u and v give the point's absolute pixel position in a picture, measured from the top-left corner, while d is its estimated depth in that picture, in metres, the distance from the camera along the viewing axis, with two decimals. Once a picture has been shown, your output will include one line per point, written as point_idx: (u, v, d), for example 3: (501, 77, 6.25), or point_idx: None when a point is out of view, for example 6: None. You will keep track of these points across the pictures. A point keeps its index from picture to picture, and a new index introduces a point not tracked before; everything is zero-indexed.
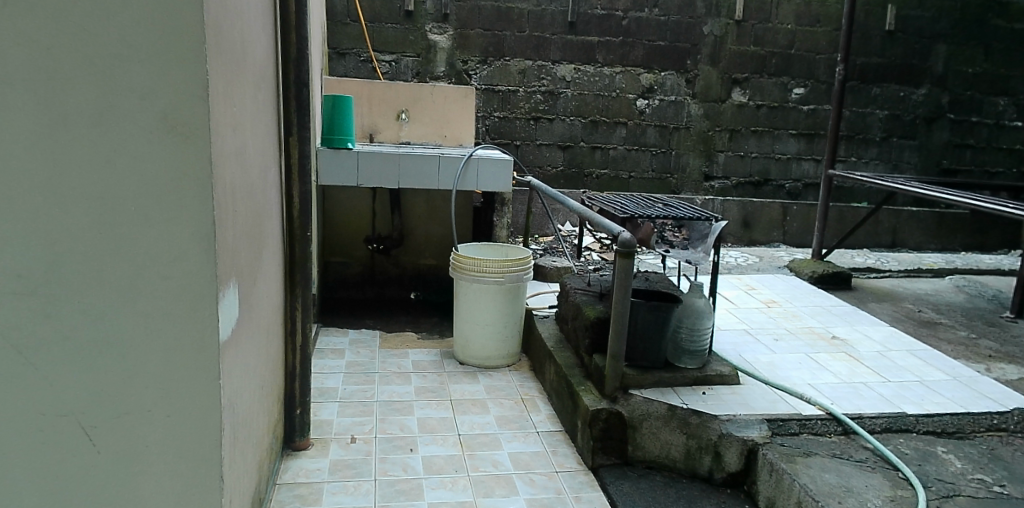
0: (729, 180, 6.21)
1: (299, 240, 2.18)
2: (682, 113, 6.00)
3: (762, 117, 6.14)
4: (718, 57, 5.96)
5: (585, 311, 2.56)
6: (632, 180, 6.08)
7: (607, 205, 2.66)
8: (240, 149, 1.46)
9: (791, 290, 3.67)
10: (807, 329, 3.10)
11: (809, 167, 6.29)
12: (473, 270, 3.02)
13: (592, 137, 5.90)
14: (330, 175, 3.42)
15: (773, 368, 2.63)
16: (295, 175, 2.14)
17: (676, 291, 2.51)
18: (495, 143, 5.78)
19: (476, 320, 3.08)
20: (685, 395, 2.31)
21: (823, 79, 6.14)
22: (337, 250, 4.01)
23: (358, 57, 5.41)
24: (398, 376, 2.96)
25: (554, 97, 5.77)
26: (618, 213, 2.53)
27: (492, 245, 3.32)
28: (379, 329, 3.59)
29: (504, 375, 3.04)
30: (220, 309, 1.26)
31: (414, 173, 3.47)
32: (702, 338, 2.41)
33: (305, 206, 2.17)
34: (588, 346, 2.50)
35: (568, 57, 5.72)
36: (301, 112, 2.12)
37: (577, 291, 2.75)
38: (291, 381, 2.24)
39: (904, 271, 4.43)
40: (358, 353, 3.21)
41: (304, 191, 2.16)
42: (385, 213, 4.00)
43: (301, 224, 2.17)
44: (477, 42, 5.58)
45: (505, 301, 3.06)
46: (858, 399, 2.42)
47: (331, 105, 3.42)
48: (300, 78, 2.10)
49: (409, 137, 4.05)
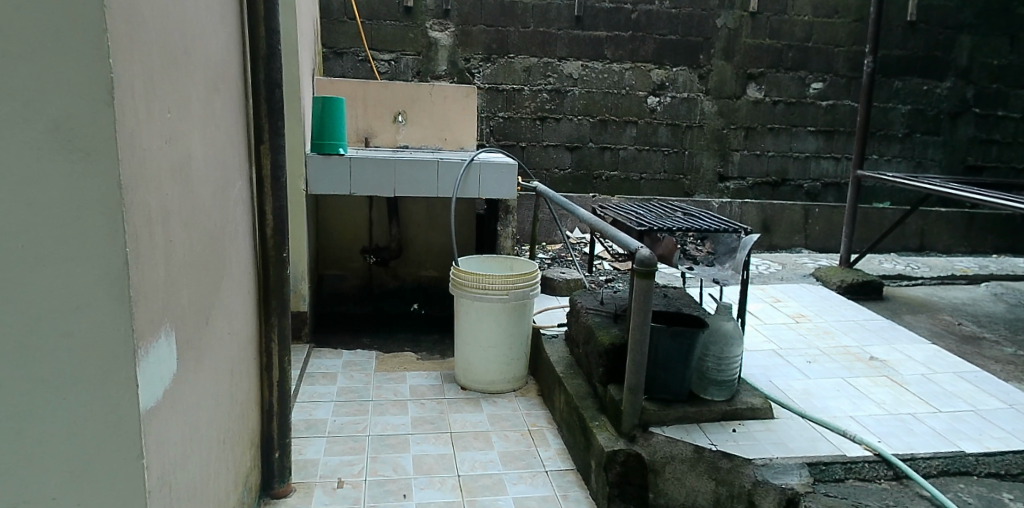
0: (745, 181, 5.93)
1: (275, 262, 1.92)
2: (695, 110, 5.72)
3: (779, 114, 5.83)
4: (733, 51, 5.67)
5: (598, 335, 2.29)
6: (643, 182, 5.79)
7: (622, 216, 2.39)
8: (178, 163, 1.21)
9: (819, 303, 3.39)
10: (842, 349, 2.82)
11: (829, 165, 5.99)
12: (475, 287, 2.76)
13: (601, 137, 5.62)
14: (321, 182, 3.15)
15: (808, 398, 2.36)
16: (267, 188, 1.88)
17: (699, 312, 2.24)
18: (499, 146, 5.51)
19: (478, 342, 2.82)
20: (713, 434, 2.05)
21: (842, 73, 5.84)
22: (331, 262, 3.76)
23: (356, 57, 5.16)
24: (394, 405, 2.71)
25: (561, 96, 5.50)
26: (635, 226, 2.25)
27: (496, 257, 3.05)
28: (376, 348, 3.34)
29: (509, 402, 2.78)
30: (142, 369, 1.00)
31: (411, 180, 3.20)
32: (731, 367, 2.13)
33: (281, 224, 1.92)
34: (603, 376, 2.23)
35: (575, 53, 5.45)
36: (275, 117, 1.87)
37: (589, 311, 2.48)
38: (268, 422, 1.99)
39: (937, 278, 4.13)
40: (351, 377, 2.96)
41: (280, 208, 1.91)
42: (382, 222, 3.75)
43: (277, 244, 1.91)
44: (479, 39, 5.31)
45: (510, 320, 2.80)
46: (908, 435, 2.15)
47: (321, 107, 3.16)
48: (272, 78, 1.85)
49: (408, 140, 3.79)
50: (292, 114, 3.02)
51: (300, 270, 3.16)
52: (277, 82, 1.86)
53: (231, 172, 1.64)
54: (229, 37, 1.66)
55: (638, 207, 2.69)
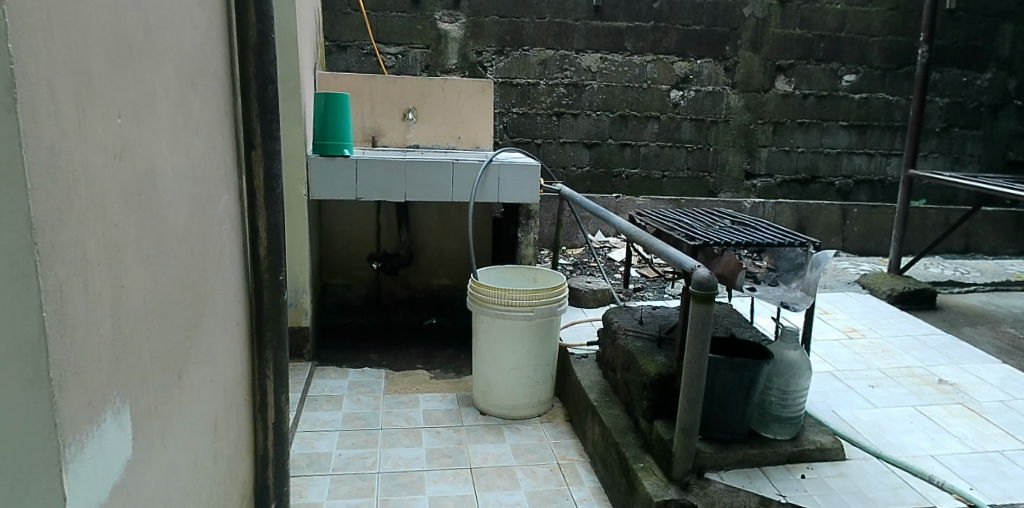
0: (773, 178, 5.63)
1: (269, 285, 1.65)
2: (720, 104, 5.41)
3: (810, 108, 5.55)
4: (761, 42, 5.37)
5: (641, 362, 2.01)
6: (665, 180, 5.49)
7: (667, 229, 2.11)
8: (135, 182, 0.94)
9: (871, 315, 3.10)
10: (905, 370, 2.52)
11: (861, 161, 5.72)
12: (497, 302, 2.48)
13: (621, 133, 5.33)
14: (325, 187, 2.88)
15: (880, 432, 2.06)
16: (260, 200, 1.61)
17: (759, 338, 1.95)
18: (514, 143, 5.22)
19: (500, 363, 2.54)
20: (779, 482, 1.77)
21: (877, 65, 5.57)
22: (337, 271, 3.49)
23: (361, 50, 4.89)
24: (406, 434, 2.43)
25: (578, 91, 5.20)
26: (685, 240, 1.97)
27: (517, 267, 2.78)
28: (386, 366, 3.07)
29: (535, 429, 2.50)
30: (70, 469, 0.74)
31: (423, 183, 2.93)
32: (797, 403, 1.85)
33: (275, 242, 1.64)
34: (647, 410, 1.94)
35: (594, 45, 5.15)
36: (269, 117, 1.59)
37: (628, 333, 2.20)
38: (263, 468, 1.71)
39: (991, 284, 3.82)
40: (359, 401, 2.68)
41: (274, 223, 1.63)
42: (392, 228, 3.48)
43: (271, 264, 1.64)
44: (492, 30, 5.02)
45: (535, 338, 2.51)
46: (1002, 479, 1.83)
47: (325, 104, 2.88)
48: (266, 72, 1.57)
49: (419, 139, 3.51)
50: (292, 113, 2.75)
51: (302, 282, 2.90)
52: (272, 76, 1.59)
53: (215, 185, 1.38)
54: (212, 24, 1.39)
55: (681, 215, 2.41)
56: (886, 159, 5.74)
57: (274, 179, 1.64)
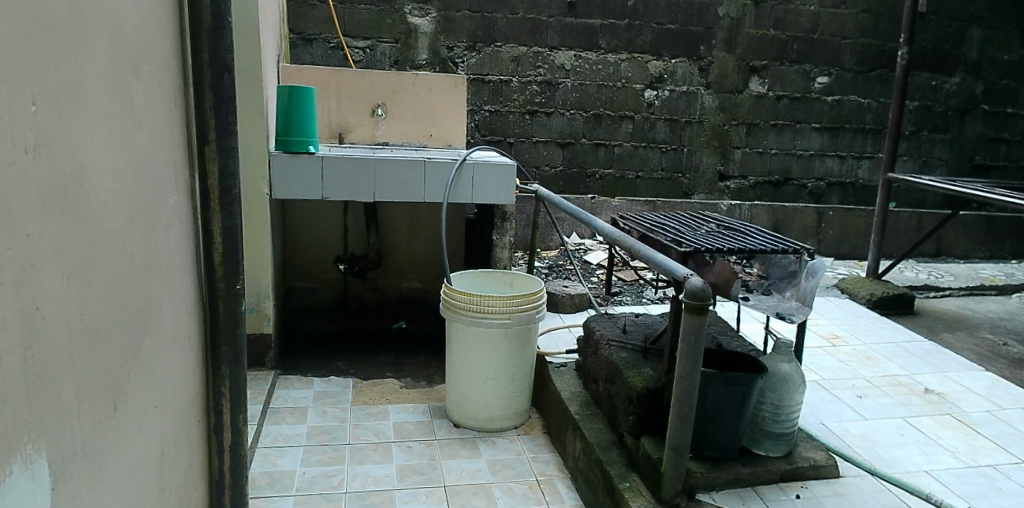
0: (746, 180, 5.61)
1: (225, 296, 1.49)
2: (695, 105, 5.36)
3: (783, 110, 5.55)
4: (735, 42, 5.33)
5: (627, 375, 1.90)
6: (640, 181, 5.42)
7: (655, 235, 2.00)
8: (54, 183, 0.79)
9: (852, 321, 3.06)
10: (891, 378, 2.49)
11: (833, 164, 5.75)
12: (473, 310, 2.34)
13: (595, 133, 5.23)
14: (289, 185, 2.70)
15: (871, 446, 2.00)
16: (214, 201, 1.45)
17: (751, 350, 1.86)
18: (486, 142, 5.09)
19: (475, 373, 2.41)
20: (773, 502, 1.67)
21: (849, 67, 5.60)
22: (301, 274, 3.32)
23: (327, 44, 4.70)
24: (376, 450, 2.28)
25: (552, 89, 5.09)
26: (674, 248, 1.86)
27: (493, 272, 2.65)
28: (354, 374, 2.91)
29: (512, 443, 2.37)
30: None
31: (394, 182, 2.78)
32: (790, 419, 1.76)
33: (232, 248, 1.48)
34: (634, 427, 1.84)
35: (568, 42, 5.04)
36: (226, 109, 1.43)
37: (611, 342, 2.08)
38: (218, 495, 1.55)
39: (965, 288, 3.83)
40: (325, 413, 2.51)
41: (231, 226, 1.47)
42: (360, 229, 3.32)
43: (227, 273, 1.48)
44: (463, 25, 4.88)
45: (513, 347, 2.39)
46: (999, 497, 1.77)
47: (287, 98, 2.69)
48: (222, 59, 1.41)
49: (388, 137, 3.36)
50: (254, 106, 2.57)
51: (264, 286, 2.72)
52: (230, 65, 1.43)
53: (162, 185, 1.21)
54: (159, 4, 1.23)
55: (666, 218, 2.32)
56: (857, 162, 5.79)
57: (231, 178, 1.48)
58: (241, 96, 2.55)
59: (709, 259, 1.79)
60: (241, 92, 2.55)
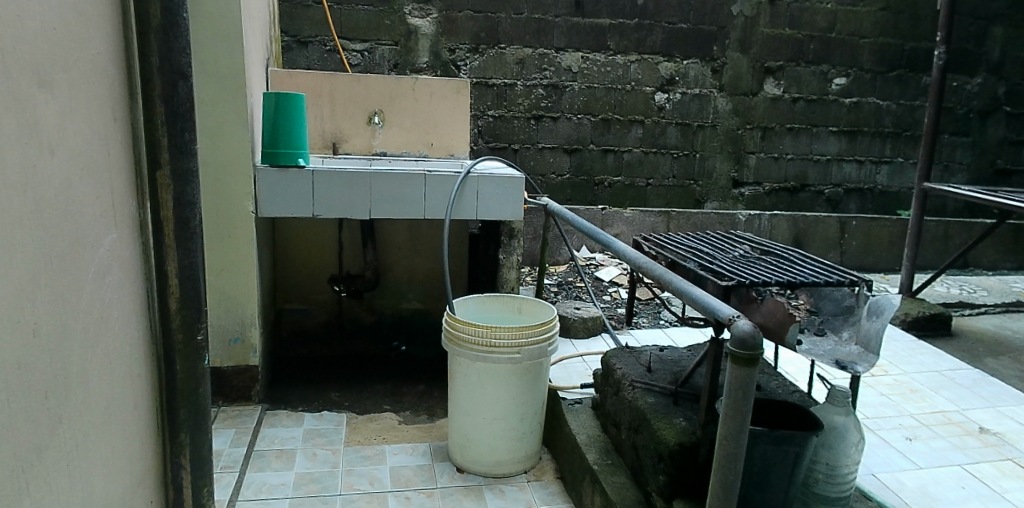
0: (761, 187, 5.38)
1: (183, 350, 1.23)
2: (707, 108, 5.12)
3: (799, 112, 5.31)
4: (749, 43, 5.09)
5: (657, 425, 1.65)
6: (650, 189, 5.17)
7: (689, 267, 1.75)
8: None
9: (889, 346, 2.82)
10: (941, 416, 2.25)
11: (851, 169, 5.51)
12: (480, 343, 2.09)
13: (603, 138, 4.99)
14: (275, 202, 2.45)
15: (932, 503, 1.76)
16: (169, 235, 1.19)
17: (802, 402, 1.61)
18: (489, 148, 4.85)
19: (481, 413, 2.16)
20: None
21: (867, 67, 5.36)
22: (293, 295, 3.07)
23: (323, 46, 4.46)
24: (370, 502, 2.04)
25: (559, 92, 4.85)
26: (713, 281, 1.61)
27: (499, 297, 2.40)
28: (347, 407, 2.67)
29: (521, 491, 2.13)
30: None
31: (391, 197, 2.53)
32: (844, 481, 1.52)
33: (190, 292, 1.23)
34: (666, 487, 1.59)
35: (574, 43, 4.80)
36: (182, 125, 1.18)
37: (636, 384, 1.84)
38: None
39: (1002, 305, 3.58)
40: (315, 457, 2.27)
41: (192, 266, 1.22)
42: (355, 246, 3.07)
43: (186, 323, 1.22)
44: (466, 26, 4.64)
45: (522, 385, 2.14)
46: None
47: (276, 106, 2.42)
48: (176, 64, 1.16)
49: (386, 146, 3.12)
50: (236, 115, 2.33)
51: (249, 314, 2.47)
52: (186, 72, 1.19)
53: (83, 224, 0.96)
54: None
55: (694, 240, 2.07)
56: (876, 167, 5.56)
57: (189, 208, 1.21)
58: (222, 104, 2.31)
59: (755, 295, 1.55)
60: (221, 99, 2.30)
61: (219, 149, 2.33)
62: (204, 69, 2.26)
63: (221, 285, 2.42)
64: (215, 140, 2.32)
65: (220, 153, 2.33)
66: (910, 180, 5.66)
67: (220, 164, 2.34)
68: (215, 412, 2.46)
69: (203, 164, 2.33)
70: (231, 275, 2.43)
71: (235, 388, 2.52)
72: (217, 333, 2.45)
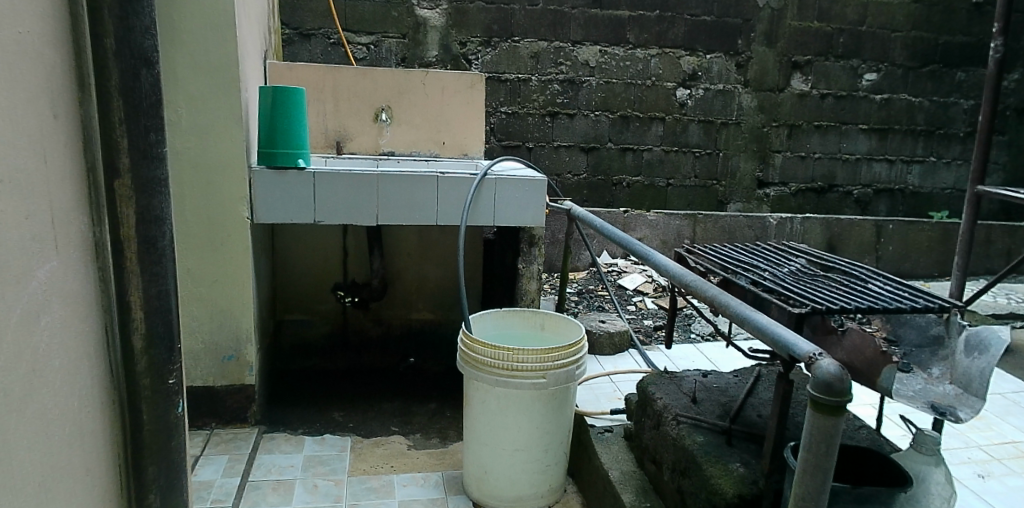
0: (787, 187, 5.15)
1: (150, 398, 1.12)
2: (731, 105, 4.89)
3: (828, 109, 5.08)
4: (776, 35, 4.86)
5: (710, 470, 1.42)
6: (670, 189, 4.93)
7: (744, 287, 1.52)
8: None
9: None
10: (1014, 449, 2.01)
11: (881, 169, 5.28)
12: (500, 368, 1.86)
13: (621, 136, 4.75)
14: (273, 207, 2.23)
15: None
16: (132, 257, 1.07)
17: (886, 453, 1.37)
18: (502, 147, 4.61)
19: (500, 443, 1.94)
20: None
21: (899, 62, 5.10)
22: (294, 304, 2.85)
23: (327, 40, 4.24)
24: None
25: (575, 88, 4.61)
26: (779, 307, 1.38)
27: (519, 311, 2.18)
28: (351, 428, 2.44)
29: None
30: None
31: (399, 202, 2.31)
32: None
33: (157, 328, 1.11)
34: None
35: (592, 36, 4.56)
36: (146, 124, 1.08)
37: (681, 418, 1.60)
38: None
39: None
40: (315, 489, 2.04)
41: (165, 293, 1.12)
42: (361, 252, 2.86)
43: (153, 365, 1.11)
44: (477, 18, 4.41)
45: (547, 412, 1.91)
46: None
47: (274, 103, 2.19)
48: (136, 49, 1.05)
49: (395, 145, 2.89)
50: (227, 111, 2.11)
51: (244, 328, 2.25)
52: (150, 58, 1.08)
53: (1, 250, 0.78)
54: None
55: (743, 252, 1.85)
56: (906, 167, 5.32)
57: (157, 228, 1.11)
58: (212, 98, 2.09)
59: (834, 324, 1.31)
60: (212, 94, 2.09)
61: (211, 149, 2.12)
62: (192, 60, 2.04)
63: (213, 298, 2.21)
64: (204, 138, 2.10)
65: (210, 152, 2.12)
66: (942, 180, 5.41)
67: (210, 165, 2.13)
68: (207, 435, 2.24)
69: (191, 165, 2.11)
70: (224, 286, 2.21)
71: (229, 410, 2.30)
72: (209, 351, 2.24)
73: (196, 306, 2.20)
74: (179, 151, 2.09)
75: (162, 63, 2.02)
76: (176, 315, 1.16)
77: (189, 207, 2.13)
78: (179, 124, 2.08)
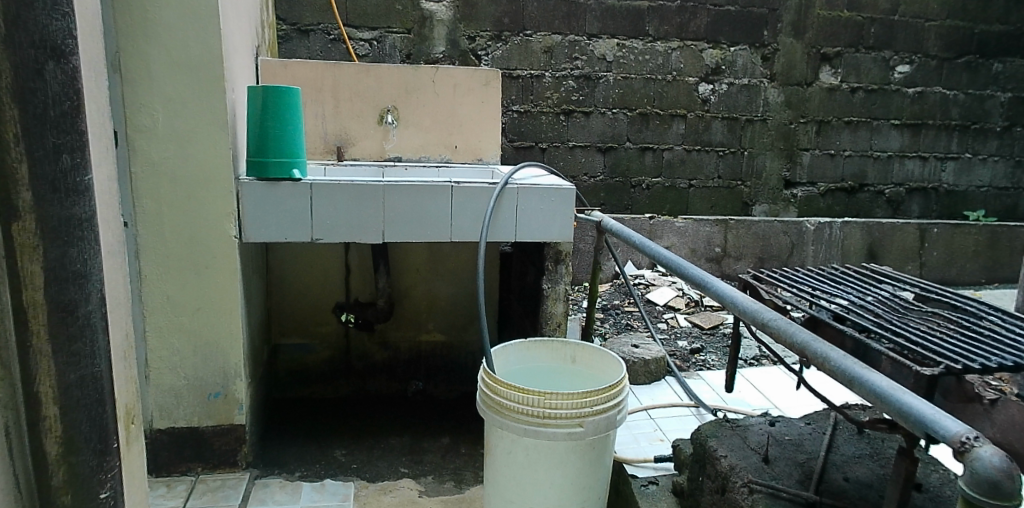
0: (815, 187, 4.86)
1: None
2: (757, 100, 4.61)
3: (858, 104, 4.79)
4: (803, 27, 4.58)
5: None
6: (692, 191, 4.64)
7: (843, 330, 1.28)
8: None
9: None
10: None
11: (914, 166, 4.98)
12: (530, 415, 1.57)
13: (641, 135, 4.47)
14: (266, 226, 1.95)
15: None
16: (43, 338, 0.95)
17: None
18: (514, 148, 4.33)
19: (528, 502, 1.65)
20: None
21: (934, 53, 4.81)
22: (291, 326, 2.58)
23: (327, 35, 3.97)
24: None
25: (592, 84, 4.33)
26: (900, 361, 1.13)
27: (547, 342, 1.90)
28: (354, 469, 2.15)
29: None
30: None
31: (410, 216, 2.03)
32: None
33: (80, 429, 0.99)
34: None
35: (609, 29, 4.28)
36: (56, 144, 0.94)
37: (754, 486, 1.33)
38: None
39: None
40: None
41: (92, 379, 1.00)
42: (365, 269, 2.58)
43: (76, 474, 0.99)
44: (487, 10, 4.12)
45: (583, 465, 1.64)
46: None
47: (263, 102, 1.91)
48: (41, 39, 0.92)
49: (402, 150, 2.61)
50: (210, 112, 1.83)
51: (232, 362, 1.98)
52: (60, 50, 0.94)
53: None
54: None
55: (814, 279, 1.61)
56: (941, 164, 5.02)
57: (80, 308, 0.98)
58: (192, 99, 1.81)
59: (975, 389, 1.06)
60: (190, 93, 1.80)
61: (191, 157, 1.84)
62: (165, 52, 1.76)
63: (196, 328, 1.93)
64: (183, 145, 1.82)
65: (191, 160, 1.84)
66: (978, 177, 5.11)
67: (191, 176, 1.85)
68: (191, 482, 1.96)
69: (170, 176, 1.83)
70: (209, 315, 1.94)
71: (216, 454, 2.02)
72: (192, 387, 1.97)
73: (177, 337, 1.93)
74: (155, 160, 1.81)
75: (135, 58, 1.75)
76: (111, 410, 1.05)
77: (168, 226, 1.86)
78: (155, 130, 1.80)
